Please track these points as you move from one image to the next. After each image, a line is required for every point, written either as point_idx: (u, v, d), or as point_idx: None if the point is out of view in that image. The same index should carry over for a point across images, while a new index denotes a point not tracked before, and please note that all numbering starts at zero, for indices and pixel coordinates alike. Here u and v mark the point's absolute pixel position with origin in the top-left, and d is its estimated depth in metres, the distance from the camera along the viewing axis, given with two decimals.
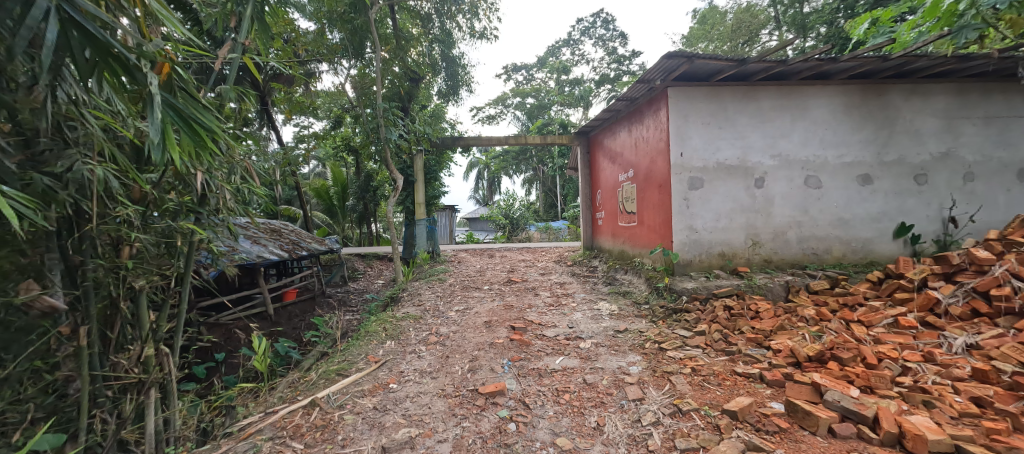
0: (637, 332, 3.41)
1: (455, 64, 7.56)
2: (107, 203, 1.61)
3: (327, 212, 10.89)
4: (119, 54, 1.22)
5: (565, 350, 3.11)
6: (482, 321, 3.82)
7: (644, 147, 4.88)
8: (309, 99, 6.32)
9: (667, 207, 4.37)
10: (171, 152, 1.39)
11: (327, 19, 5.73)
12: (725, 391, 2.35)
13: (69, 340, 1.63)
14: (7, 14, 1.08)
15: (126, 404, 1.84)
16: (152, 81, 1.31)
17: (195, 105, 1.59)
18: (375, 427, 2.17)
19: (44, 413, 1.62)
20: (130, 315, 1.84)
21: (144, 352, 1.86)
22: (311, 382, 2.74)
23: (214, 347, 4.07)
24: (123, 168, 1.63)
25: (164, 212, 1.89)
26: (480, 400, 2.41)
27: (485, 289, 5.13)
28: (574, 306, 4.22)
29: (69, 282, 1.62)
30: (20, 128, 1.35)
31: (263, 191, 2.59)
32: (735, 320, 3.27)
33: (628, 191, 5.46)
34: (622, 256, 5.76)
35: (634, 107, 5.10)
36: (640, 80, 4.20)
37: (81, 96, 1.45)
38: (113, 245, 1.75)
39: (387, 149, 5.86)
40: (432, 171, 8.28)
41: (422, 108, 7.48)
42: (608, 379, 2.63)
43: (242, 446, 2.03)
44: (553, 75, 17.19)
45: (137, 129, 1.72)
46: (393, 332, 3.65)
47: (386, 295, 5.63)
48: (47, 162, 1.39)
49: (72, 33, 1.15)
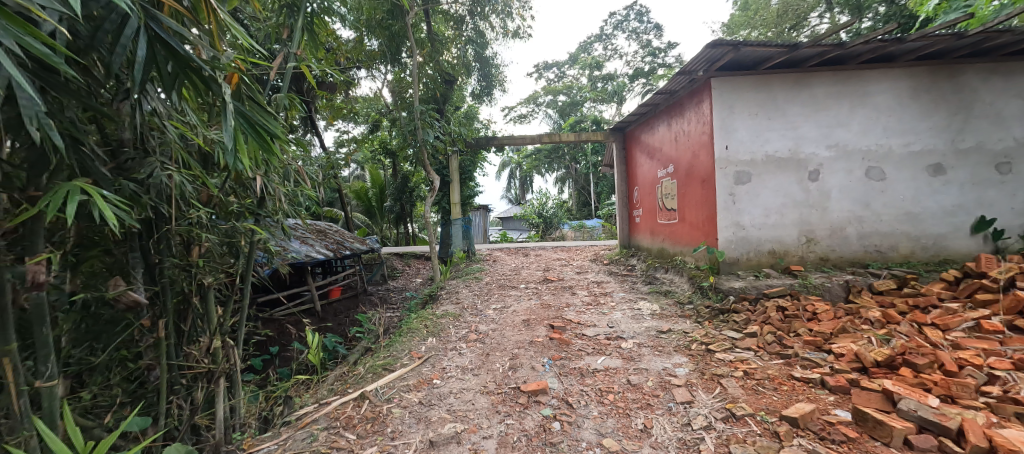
0: (681, 333, 3.30)
1: (488, 64, 7.63)
2: (182, 206, 1.74)
3: (367, 213, 11.32)
4: (197, 67, 1.32)
5: (606, 350, 3.06)
6: (521, 320, 3.82)
7: (685, 141, 4.72)
8: (350, 103, 6.68)
9: (711, 203, 4.19)
10: (242, 156, 1.49)
11: (366, 27, 5.96)
12: (783, 397, 2.22)
13: (149, 332, 1.76)
14: (102, 35, 1.19)
15: (198, 392, 1.97)
16: (226, 91, 1.40)
17: (261, 112, 1.70)
18: (421, 421, 2.22)
19: (129, 398, 1.78)
20: (200, 310, 1.97)
21: (212, 344, 1.99)
22: (359, 375, 2.86)
23: (269, 341, 4.33)
24: (195, 173, 1.75)
25: (229, 214, 2.01)
26: (523, 398, 2.41)
27: (522, 288, 5.13)
28: (614, 305, 4.14)
29: (148, 279, 1.74)
30: (107, 139, 1.47)
31: (313, 193, 2.72)
32: (790, 322, 3.08)
33: (668, 187, 5.29)
34: (662, 254, 5.58)
35: (674, 100, 4.94)
36: (680, 72, 4.06)
37: (161, 108, 1.57)
38: (185, 245, 1.88)
39: (424, 151, 5.99)
40: (467, 172, 8.39)
41: (457, 109, 7.59)
42: (653, 380, 2.55)
43: (300, 435, 2.14)
44: (584, 72, 16.94)
45: (206, 137, 1.84)
46: (434, 329, 3.73)
47: (425, 293, 5.75)
48: (131, 169, 1.49)
49: (158, 49, 1.26)
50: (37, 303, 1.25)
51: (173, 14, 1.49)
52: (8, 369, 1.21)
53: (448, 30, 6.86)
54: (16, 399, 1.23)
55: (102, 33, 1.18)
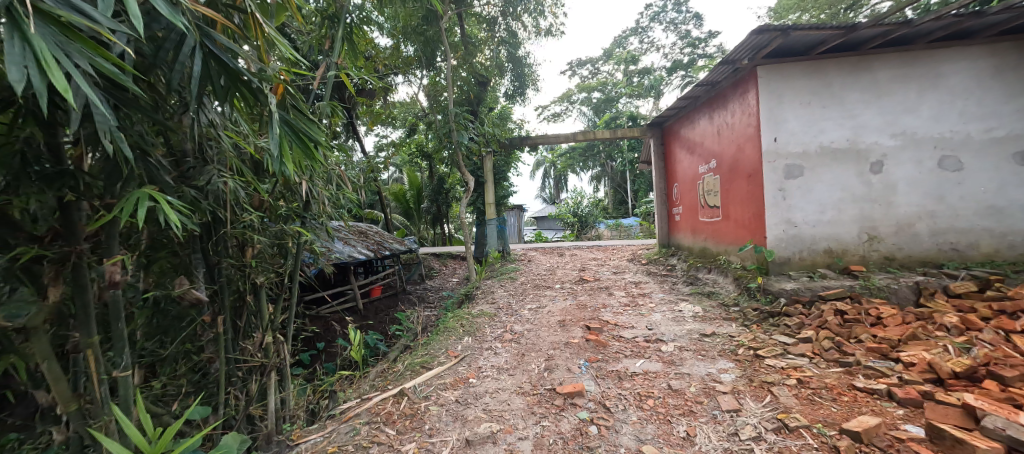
0: (726, 336, 3.12)
1: (521, 64, 7.64)
2: (237, 210, 1.86)
3: (405, 215, 11.68)
4: (247, 80, 1.41)
5: (645, 352, 2.95)
6: (556, 320, 3.78)
7: (729, 134, 4.46)
8: (389, 109, 6.91)
9: (758, 199, 3.94)
10: (287, 162, 1.57)
11: (402, 34, 6.12)
12: (844, 409, 2.03)
13: (210, 327, 1.90)
14: (165, 54, 1.29)
15: (252, 383, 2.11)
16: (272, 102, 1.48)
17: (304, 120, 1.79)
18: (458, 420, 2.24)
19: (193, 388, 1.93)
20: (254, 307, 2.11)
21: (265, 340, 2.12)
22: (399, 372, 2.94)
23: (316, 337, 4.57)
24: (247, 180, 1.87)
25: (278, 217, 2.13)
26: (559, 400, 2.37)
27: (557, 288, 5.08)
28: (653, 307, 4.00)
29: (209, 278, 1.87)
30: (172, 150, 1.61)
31: (353, 196, 2.83)
32: (851, 327, 2.83)
33: (711, 183, 5.04)
34: (704, 254, 5.32)
35: (716, 91, 4.69)
36: (723, 62, 3.85)
37: (217, 120, 1.69)
38: (240, 246, 2.00)
39: (459, 153, 6.06)
40: (501, 172, 8.46)
41: (490, 110, 7.65)
42: (696, 386, 2.43)
43: (344, 429, 2.23)
44: (620, 67, 16.49)
45: (257, 146, 1.96)
46: (470, 329, 3.78)
47: (461, 292, 5.84)
48: (193, 177, 1.62)
49: (212, 64, 1.35)
50: (114, 300, 1.38)
51: (226, 31, 1.60)
52: (92, 360, 1.34)
53: (481, 32, 6.91)
54: (98, 387, 1.38)
55: (163, 51, 1.28)
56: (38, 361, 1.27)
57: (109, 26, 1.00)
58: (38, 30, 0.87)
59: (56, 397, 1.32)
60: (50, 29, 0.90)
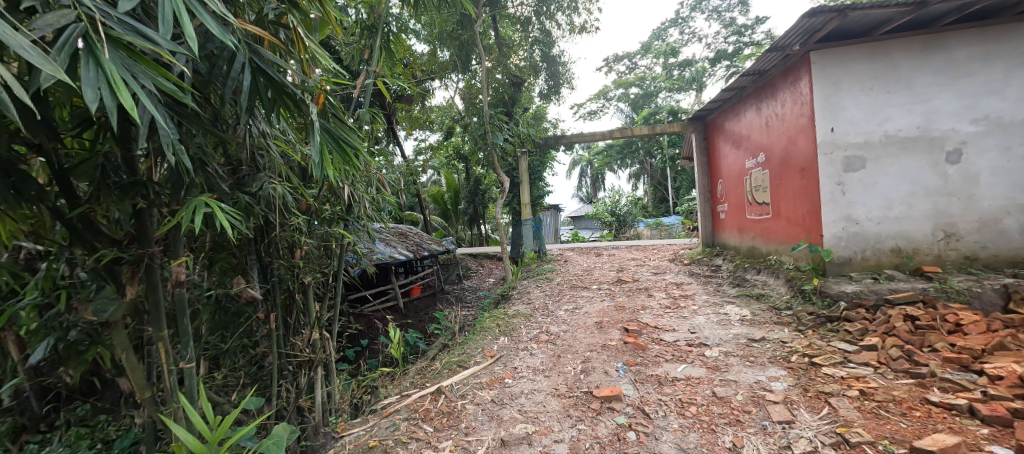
0: (778, 342, 2.92)
1: (556, 63, 7.57)
2: (285, 214, 1.97)
3: (443, 216, 11.96)
4: (290, 92, 1.49)
5: (688, 357, 2.82)
6: (594, 321, 3.71)
7: (779, 126, 4.17)
8: (426, 113, 7.10)
9: (813, 195, 3.65)
10: (328, 168, 1.65)
11: (438, 39, 6.27)
12: (915, 425, 1.83)
13: (264, 323, 2.04)
14: (219, 71, 1.41)
15: (302, 377, 2.24)
16: (313, 111, 1.57)
17: (343, 127, 1.87)
18: (494, 419, 2.26)
19: (250, 380, 2.08)
20: (302, 305, 2.24)
21: (312, 336, 2.24)
22: (437, 370, 3.00)
23: (360, 334, 4.79)
24: (294, 185, 1.98)
25: (323, 220, 2.24)
26: (596, 403, 2.32)
27: (595, 289, 4.98)
28: (696, 309, 3.82)
29: (263, 277, 2.00)
30: (230, 159, 1.76)
31: (393, 199, 2.93)
32: (924, 335, 2.55)
33: (759, 179, 4.73)
34: (753, 254, 5.01)
35: (764, 80, 4.40)
36: (771, 49, 3.60)
37: (267, 131, 1.81)
38: (290, 248, 2.12)
39: (494, 154, 6.09)
40: (536, 172, 8.46)
41: (525, 110, 7.67)
42: (743, 394, 2.29)
43: (385, 424, 2.31)
44: (658, 60, 15.90)
45: (303, 154, 2.08)
46: (506, 329, 3.80)
47: (498, 292, 5.88)
48: (247, 185, 1.76)
49: (260, 79, 1.45)
50: (180, 298, 1.52)
51: (273, 46, 1.72)
52: (162, 352, 1.49)
53: (515, 34, 6.94)
54: (168, 377, 1.53)
55: (218, 69, 1.40)
56: (119, 351, 1.43)
57: (168, 47, 1.10)
58: (110, 55, 0.98)
59: (133, 385, 1.48)
60: (120, 54, 1.02)
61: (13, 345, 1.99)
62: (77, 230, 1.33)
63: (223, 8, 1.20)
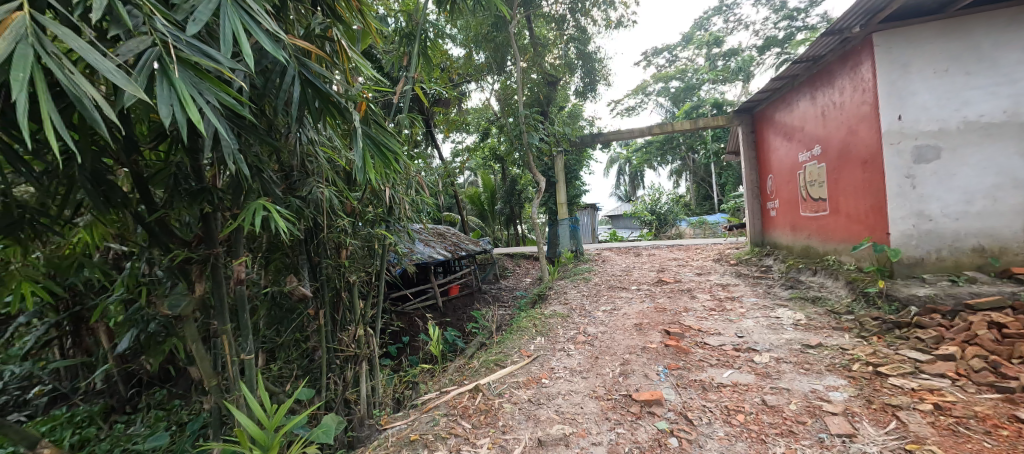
0: (837, 348, 2.70)
1: (592, 60, 7.44)
2: (332, 216, 2.08)
3: (480, 216, 12.13)
4: (335, 101, 1.57)
5: (734, 362, 2.68)
6: (633, 323, 3.61)
7: (837, 116, 3.85)
8: (463, 116, 7.23)
9: (878, 189, 3.34)
10: (370, 172, 1.73)
11: (474, 43, 6.36)
12: (1002, 446, 1.63)
13: (314, 319, 2.16)
14: (272, 84, 1.51)
15: (348, 371, 2.35)
16: (356, 118, 1.64)
17: (384, 133, 1.94)
18: (531, 419, 2.26)
19: (302, 372, 2.23)
20: (349, 302, 2.33)
21: (357, 332, 2.33)
22: (475, 368, 3.05)
23: (402, 332, 4.97)
24: (340, 188, 2.08)
25: (366, 222, 2.34)
26: (635, 407, 2.26)
27: (634, 289, 4.85)
28: (743, 312, 3.61)
29: (313, 276, 2.12)
30: (283, 166, 1.89)
31: (431, 201, 3.01)
32: (1013, 345, 2.25)
33: (814, 173, 4.40)
34: (808, 253, 4.66)
35: (819, 67, 4.07)
36: (827, 33, 3.33)
37: (314, 138, 1.92)
38: (336, 248, 2.22)
39: (529, 154, 6.08)
40: (572, 171, 8.37)
41: (560, 109, 7.60)
42: (797, 403, 2.14)
43: (425, 418, 2.34)
44: (701, 51, 15.19)
45: (347, 159, 2.18)
46: (543, 329, 3.79)
47: (535, 292, 5.87)
48: (298, 190, 1.88)
49: (309, 91, 1.55)
50: (241, 294, 1.65)
51: (320, 59, 1.83)
52: (226, 344, 1.63)
53: (549, 32, 6.92)
54: (231, 367, 1.68)
55: (271, 82, 1.51)
56: (190, 342, 1.58)
57: (228, 65, 1.20)
58: (180, 75, 1.09)
59: (202, 373, 1.62)
60: (189, 73, 1.13)
61: (105, 335, 2.26)
62: (154, 232, 1.47)
63: (276, 26, 1.29)
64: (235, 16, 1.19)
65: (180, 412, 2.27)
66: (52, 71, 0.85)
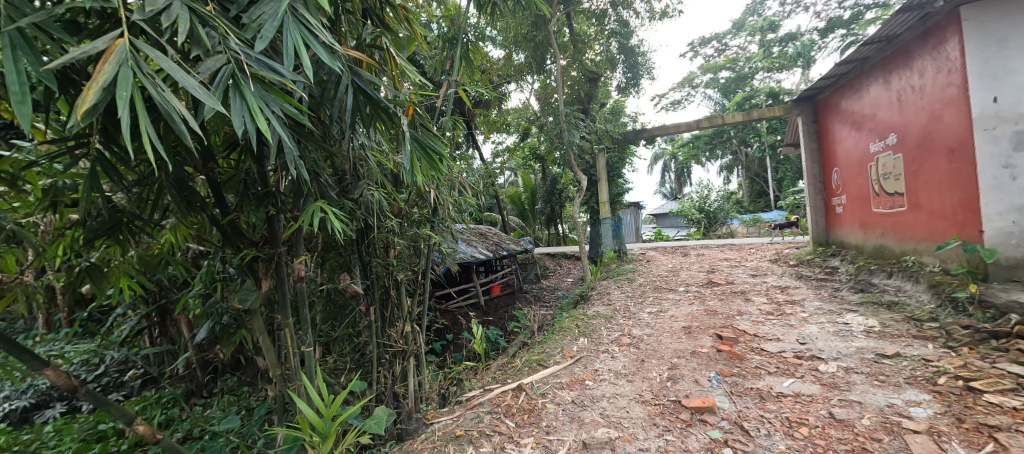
0: (918, 360, 2.42)
1: (634, 54, 7.23)
2: (382, 217, 2.17)
3: (521, 216, 12.16)
4: (384, 106, 1.64)
5: (796, 371, 2.49)
6: (681, 326, 3.46)
7: (916, 100, 3.48)
8: (503, 117, 7.27)
9: (968, 181, 2.97)
10: (416, 174, 1.79)
11: (514, 44, 6.37)
12: None
13: (365, 315, 2.26)
14: (327, 93, 1.60)
15: (398, 365, 2.44)
16: (403, 122, 1.70)
17: (429, 135, 1.99)
18: (575, 421, 2.23)
19: (355, 365, 2.35)
20: (397, 300, 2.41)
21: (405, 329, 2.39)
22: (517, 368, 3.06)
23: (446, 329, 5.10)
24: (388, 190, 2.17)
25: (412, 222, 2.41)
26: (685, 414, 2.16)
27: (682, 291, 4.64)
28: (806, 317, 3.34)
29: (364, 274, 2.22)
30: (337, 170, 2.00)
31: (473, 200, 3.05)
32: None
33: (888, 164, 3.99)
34: (882, 254, 4.22)
35: (894, 48, 3.70)
36: (904, 10, 3.03)
37: (365, 143, 2.01)
38: (385, 247, 2.31)
39: (570, 153, 5.99)
40: (615, 169, 8.16)
41: (601, 106, 7.45)
42: (871, 418, 1.95)
43: (470, 414, 2.38)
44: (755, 37, 14.22)
45: (395, 161, 2.26)
46: (586, 330, 3.73)
47: (576, 292, 5.79)
48: (351, 192, 1.98)
49: (360, 97, 1.63)
50: (301, 291, 1.77)
51: (370, 68, 1.92)
52: (288, 337, 1.75)
53: (590, 28, 6.82)
54: (293, 358, 1.80)
55: (327, 91, 1.61)
56: (258, 334, 1.72)
57: (291, 77, 1.29)
58: (250, 88, 1.19)
59: (268, 363, 1.76)
60: (257, 86, 1.22)
61: (185, 326, 2.51)
62: (227, 233, 1.62)
63: (331, 38, 1.36)
64: (297, 32, 1.28)
65: (248, 398, 2.47)
66: (147, 89, 0.95)
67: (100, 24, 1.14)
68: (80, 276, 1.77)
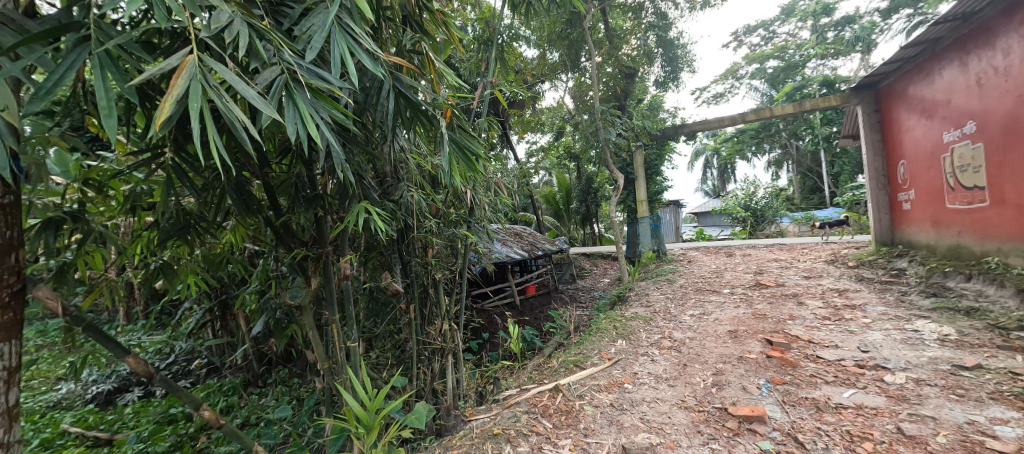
0: (1005, 373, 2.17)
1: (673, 47, 7.01)
2: (420, 218, 2.23)
3: (555, 216, 12.08)
4: (424, 109, 1.68)
5: (857, 381, 2.30)
6: (726, 330, 3.30)
7: (1000, 82, 3.14)
8: (537, 116, 7.24)
9: None
10: (455, 174, 1.81)
11: (548, 42, 6.33)
12: None
13: (406, 313, 2.33)
14: (372, 98, 1.67)
15: (437, 362, 2.49)
16: (442, 124, 1.74)
17: (467, 136, 2.02)
18: (614, 424, 2.18)
19: (395, 361, 2.44)
20: (435, 298, 2.46)
21: (443, 326, 2.43)
22: (554, 368, 3.04)
23: (483, 328, 5.16)
24: (426, 191, 2.22)
25: (450, 222, 2.45)
26: (733, 422, 2.06)
27: (727, 293, 4.42)
28: (868, 323, 3.08)
29: (404, 273, 2.29)
30: (378, 173, 2.08)
31: (509, 200, 3.06)
32: None
33: (966, 154, 3.61)
34: (958, 254, 3.83)
35: (974, 25, 3.35)
36: None
37: (405, 146, 2.07)
38: (424, 247, 2.36)
39: (606, 150, 5.88)
40: (653, 167, 7.91)
41: (638, 102, 7.25)
42: (947, 436, 1.76)
43: (507, 413, 2.39)
44: (807, 23, 13.28)
45: (433, 163, 2.31)
46: (624, 332, 3.64)
47: (613, 293, 5.67)
48: (391, 194, 2.05)
49: (402, 101, 1.68)
50: (347, 289, 1.85)
51: (410, 73, 1.98)
52: (335, 332, 1.84)
53: (626, 22, 6.65)
54: (339, 353, 1.89)
55: (371, 97, 1.68)
56: (308, 329, 1.82)
57: (338, 84, 1.35)
58: (301, 96, 1.25)
59: (317, 357, 1.86)
60: (308, 94, 1.29)
61: (243, 320, 2.70)
62: (281, 234, 1.73)
63: (374, 45, 1.41)
64: (343, 40, 1.34)
65: (298, 389, 2.62)
66: (212, 100, 1.03)
67: (172, 44, 1.25)
68: (155, 272, 1.94)
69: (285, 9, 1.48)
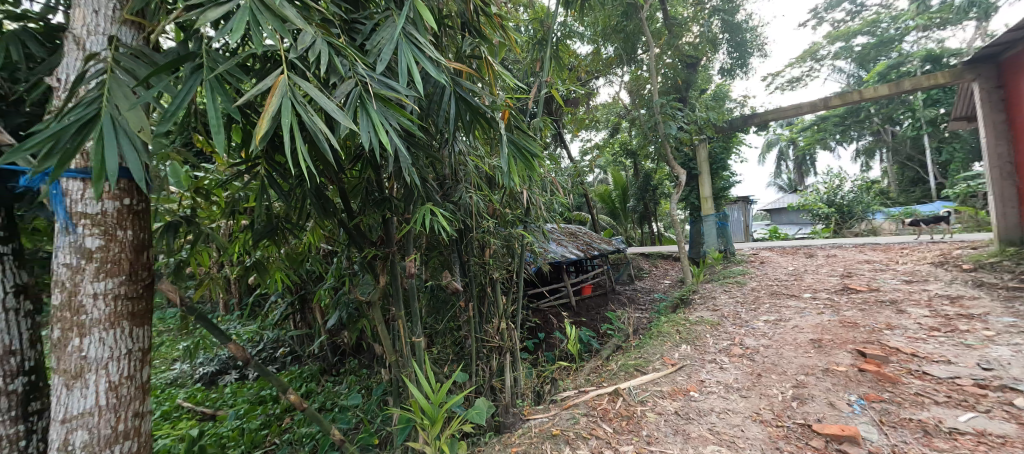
0: None
1: (741, 31, 6.55)
2: (478, 218, 2.28)
3: (611, 215, 11.75)
4: (482, 111, 1.71)
5: (977, 403, 1.98)
6: (808, 338, 2.99)
7: None
8: (591, 113, 7.09)
9: None
10: (512, 174, 1.83)
11: (602, 37, 6.17)
12: None
13: (464, 310, 2.40)
14: (434, 103, 1.74)
15: (495, 359, 2.52)
16: (501, 126, 1.76)
17: (524, 137, 2.02)
18: (680, 433, 2.08)
19: (455, 357, 2.53)
20: (492, 296, 2.51)
21: (500, 325, 2.44)
22: (614, 371, 2.96)
23: (539, 328, 5.16)
24: (484, 192, 2.26)
25: (506, 222, 2.48)
26: (818, 441, 1.87)
27: (808, 298, 4.01)
28: (991, 336, 2.63)
29: (463, 271, 2.36)
30: (439, 175, 2.16)
31: (565, 199, 3.03)
32: None
33: None
34: None
35: None
36: None
37: (464, 148, 2.13)
38: (482, 247, 2.40)
39: (666, 145, 5.65)
40: (718, 161, 7.38)
41: (701, 93, 6.81)
42: None
43: (566, 415, 2.36)
44: None
45: (490, 164, 2.36)
46: (688, 336, 3.45)
47: (676, 295, 5.39)
48: (451, 196, 2.12)
49: (462, 105, 1.73)
50: (411, 287, 1.94)
51: (469, 77, 2.03)
52: (401, 327, 1.94)
53: (688, 9, 6.28)
54: (404, 347, 1.99)
55: (433, 103, 1.76)
56: (377, 323, 1.94)
57: (405, 93, 1.42)
58: (374, 106, 1.34)
59: (385, 349, 1.98)
60: (378, 103, 1.37)
61: (319, 312, 2.95)
62: (353, 235, 1.86)
63: (438, 53, 1.46)
64: (409, 51, 1.40)
65: (368, 379, 2.81)
66: (300, 114, 1.13)
67: (265, 66, 1.41)
68: (250, 269, 2.19)
69: (357, 26, 1.61)
